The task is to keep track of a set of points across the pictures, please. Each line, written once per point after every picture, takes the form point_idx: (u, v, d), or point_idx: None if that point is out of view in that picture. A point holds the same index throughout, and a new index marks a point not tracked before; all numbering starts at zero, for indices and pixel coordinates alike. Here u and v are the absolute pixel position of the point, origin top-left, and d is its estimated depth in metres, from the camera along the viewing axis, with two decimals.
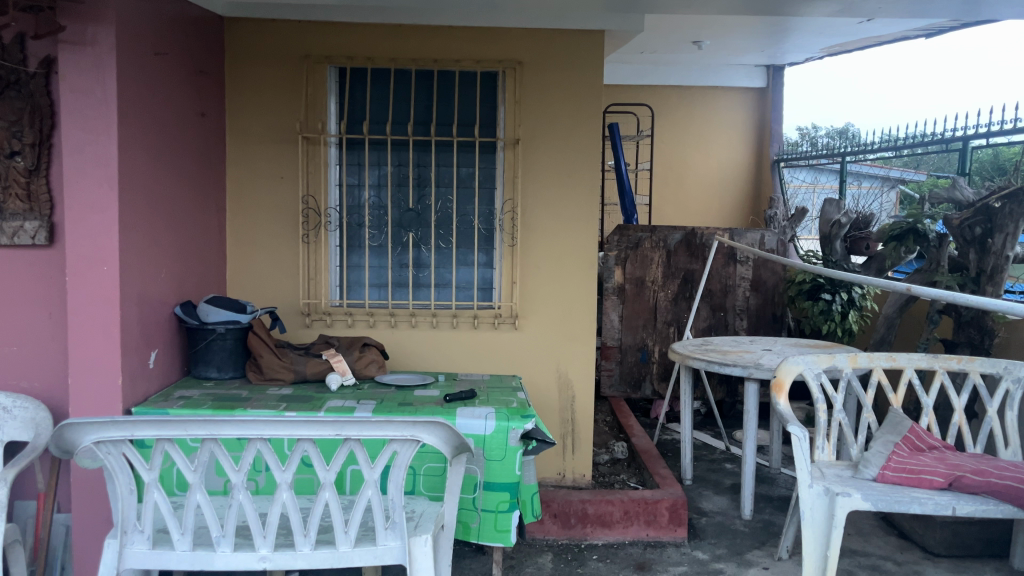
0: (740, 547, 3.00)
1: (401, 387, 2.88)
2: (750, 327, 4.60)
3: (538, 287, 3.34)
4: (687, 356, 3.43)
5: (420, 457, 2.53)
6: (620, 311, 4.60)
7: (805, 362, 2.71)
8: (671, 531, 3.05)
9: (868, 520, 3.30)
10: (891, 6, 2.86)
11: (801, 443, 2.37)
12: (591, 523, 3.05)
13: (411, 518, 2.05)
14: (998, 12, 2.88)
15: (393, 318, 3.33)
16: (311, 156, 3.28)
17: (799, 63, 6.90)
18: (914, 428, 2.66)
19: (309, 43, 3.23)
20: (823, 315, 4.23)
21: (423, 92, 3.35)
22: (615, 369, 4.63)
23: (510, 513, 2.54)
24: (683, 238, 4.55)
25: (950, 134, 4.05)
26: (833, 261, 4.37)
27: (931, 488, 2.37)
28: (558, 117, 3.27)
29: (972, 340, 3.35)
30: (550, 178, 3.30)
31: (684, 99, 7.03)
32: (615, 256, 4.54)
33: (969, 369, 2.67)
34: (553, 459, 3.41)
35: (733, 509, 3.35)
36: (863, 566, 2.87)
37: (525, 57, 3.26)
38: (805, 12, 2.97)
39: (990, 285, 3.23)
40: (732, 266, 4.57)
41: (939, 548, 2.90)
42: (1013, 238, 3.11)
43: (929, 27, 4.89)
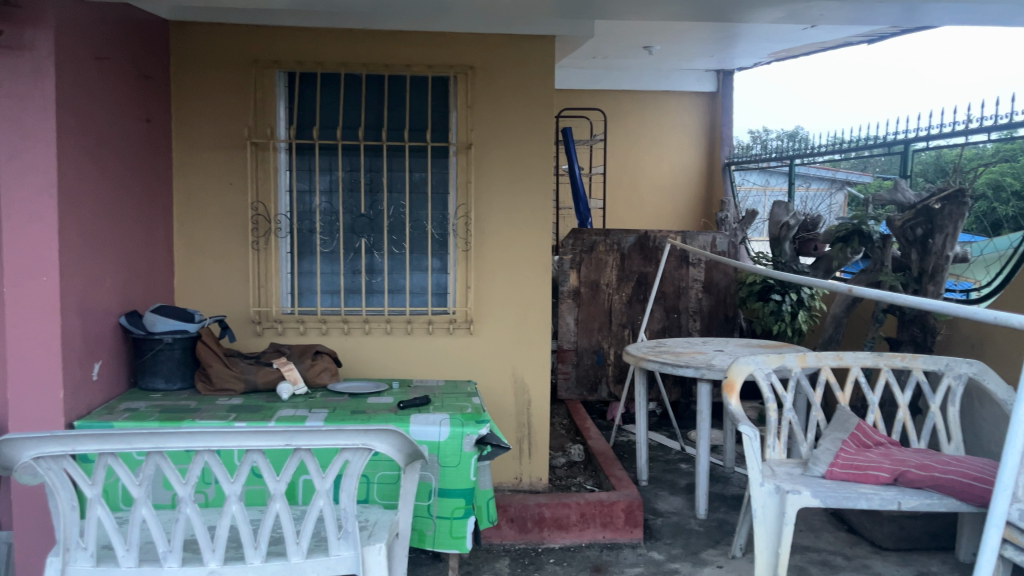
0: (695, 546, 3.04)
1: (353, 395, 2.84)
2: (703, 328, 4.65)
3: (492, 290, 3.34)
4: (641, 358, 3.45)
5: (374, 464, 2.50)
6: (576, 313, 4.61)
7: (755, 362, 2.77)
8: (627, 533, 3.07)
9: (819, 516, 3.36)
10: (832, 12, 2.92)
11: (752, 441, 2.43)
12: (548, 527, 3.06)
13: (365, 527, 2.07)
14: (936, 18, 2.95)
15: (347, 325, 3.29)
16: (260, 162, 3.23)
17: (747, 69, 7.01)
18: (860, 424, 2.73)
19: (257, 48, 3.19)
20: (774, 315, 4.27)
21: (373, 97, 3.32)
22: (572, 372, 4.63)
23: (465, 519, 2.53)
24: (638, 241, 4.59)
25: (893, 138, 4.16)
26: (783, 262, 4.42)
27: (878, 483, 2.44)
28: (512, 122, 3.28)
29: (915, 338, 3.42)
30: (503, 182, 3.30)
31: (637, 104, 7.10)
32: (570, 260, 4.57)
33: (913, 366, 2.75)
34: (510, 463, 3.41)
35: (688, 509, 3.38)
36: (814, 561, 2.92)
37: (477, 62, 3.26)
38: (753, 17, 3.02)
39: (931, 284, 3.33)
40: (684, 269, 4.62)
41: (887, 541, 2.97)
42: (953, 237, 3.22)
43: (871, 33, 5.00)
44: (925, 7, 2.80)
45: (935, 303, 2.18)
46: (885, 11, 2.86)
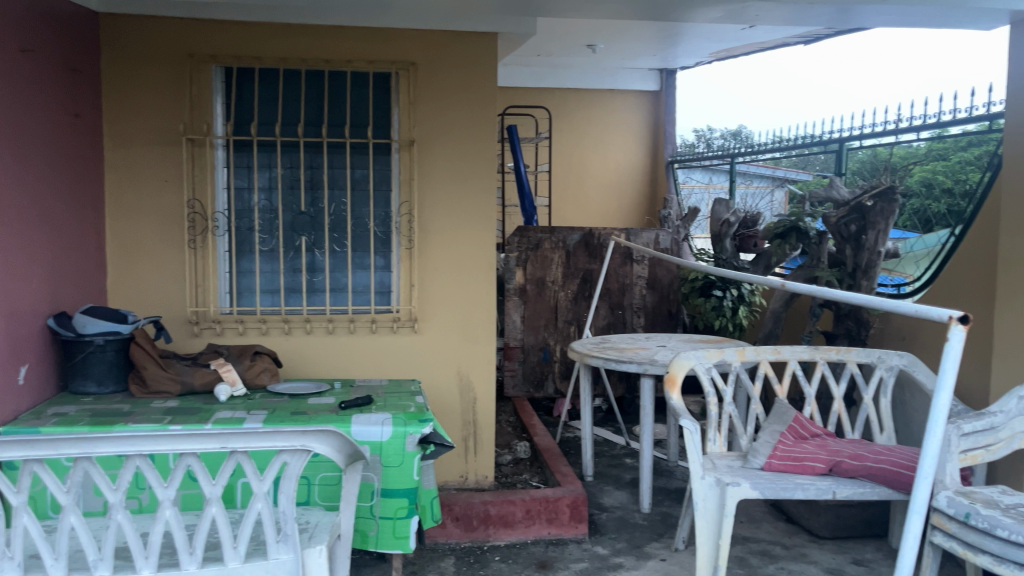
0: (639, 540, 3.07)
1: (294, 395, 2.80)
2: (646, 324, 4.71)
3: (437, 288, 3.32)
4: (586, 355, 3.47)
5: (314, 466, 2.46)
6: (522, 311, 4.62)
7: (696, 357, 2.81)
8: (572, 529, 3.09)
9: (759, 507, 3.43)
10: (769, 12, 2.96)
11: (693, 436, 2.48)
12: (494, 524, 3.05)
13: (305, 530, 2.05)
14: (868, 20, 3.01)
15: (288, 325, 3.24)
16: (196, 159, 3.16)
17: (689, 68, 7.11)
18: (798, 417, 2.80)
19: (193, 42, 3.11)
20: (715, 311, 4.32)
21: (313, 92, 3.27)
22: (518, 369, 4.64)
23: (409, 519, 2.50)
24: (583, 238, 4.61)
25: (830, 136, 4.28)
26: (723, 259, 4.49)
27: (814, 474, 2.51)
28: (455, 119, 3.27)
29: (850, 332, 3.50)
30: (447, 179, 3.28)
31: (581, 103, 7.14)
32: (516, 257, 4.57)
33: (847, 359, 2.83)
34: (455, 462, 3.40)
35: (632, 504, 3.42)
36: (754, 551, 2.98)
37: (419, 58, 3.23)
38: (692, 17, 3.06)
39: (864, 279, 3.43)
40: (629, 266, 4.66)
41: (824, 530, 3.05)
42: (885, 233, 3.32)
43: (807, 34, 5.11)
44: (857, 8, 2.86)
45: (863, 298, 2.25)
46: (820, 13, 2.92)
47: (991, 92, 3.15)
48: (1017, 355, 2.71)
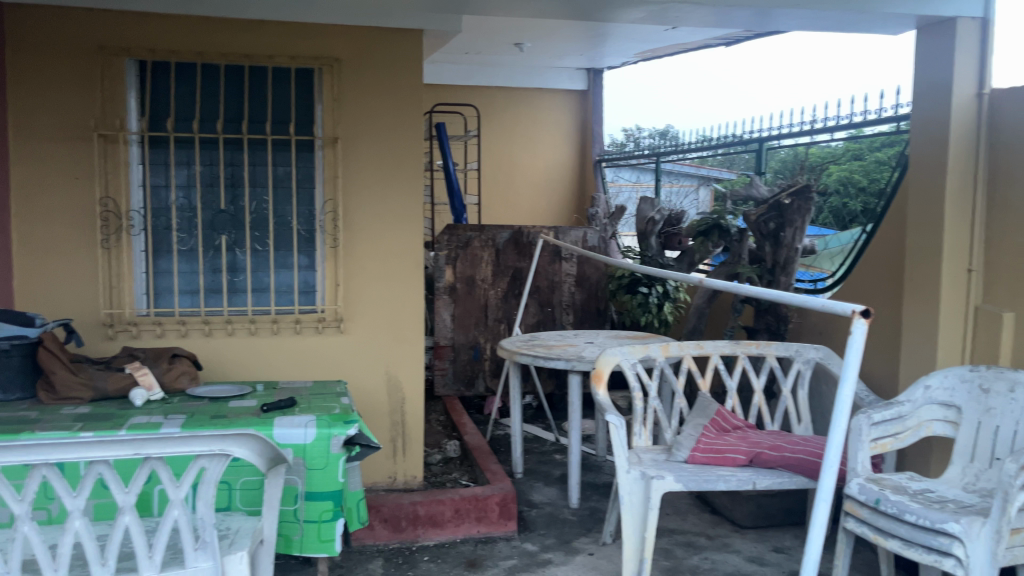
0: (568, 535, 3.10)
1: (214, 398, 2.72)
2: (575, 321, 4.76)
3: (362, 287, 3.28)
4: (515, 353, 3.47)
5: (235, 470, 2.39)
6: (451, 309, 4.60)
7: (621, 353, 2.86)
8: (501, 526, 3.10)
9: (685, 499, 3.50)
10: (690, 15, 3.02)
11: (619, 430, 2.52)
12: (422, 525, 3.03)
13: (225, 536, 1.99)
14: (785, 24, 3.09)
15: (208, 326, 3.15)
16: (109, 155, 3.04)
17: (616, 68, 7.20)
18: (720, 410, 2.87)
19: (104, 34, 2.99)
20: (641, 307, 4.39)
21: (233, 87, 3.18)
22: (448, 368, 4.62)
23: (334, 522, 2.46)
24: (512, 236, 4.63)
25: (750, 136, 4.44)
26: (649, 256, 4.55)
27: (735, 465, 2.59)
28: (380, 116, 3.23)
29: (770, 326, 3.60)
30: (372, 177, 3.25)
31: (510, 101, 7.16)
32: (445, 256, 4.55)
33: (766, 353, 2.93)
34: (383, 463, 3.36)
35: (562, 499, 3.44)
36: (679, 543, 3.03)
37: (342, 54, 3.19)
38: (617, 17, 3.09)
39: (783, 275, 3.54)
40: (557, 263, 4.70)
41: (746, 519, 3.13)
42: (802, 231, 3.43)
43: (728, 36, 5.25)
44: (774, 13, 2.93)
45: (775, 294, 2.32)
46: (738, 16, 2.98)
47: (897, 94, 3.35)
48: (923, 347, 2.84)
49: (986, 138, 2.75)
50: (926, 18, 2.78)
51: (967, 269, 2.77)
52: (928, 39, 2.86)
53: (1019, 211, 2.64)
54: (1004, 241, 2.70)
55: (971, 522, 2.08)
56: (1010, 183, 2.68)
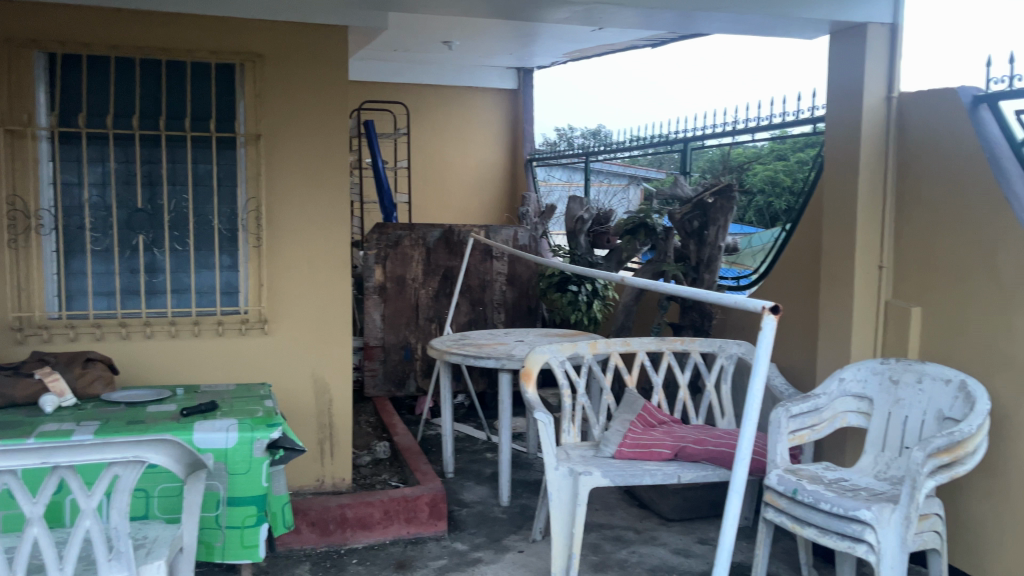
0: (498, 533, 3.10)
1: (131, 403, 2.63)
2: (507, 320, 4.77)
3: (288, 287, 3.22)
4: (445, 352, 3.46)
5: (153, 477, 2.31)
6: (381, 309, 4.56)
7: (550, 351, 2.88)
8: (431, 526, 3.08)
9: (614, 494, 3.54)
10: (615, 17, 3.05)
11: (547, 427, 2.55)
12: (351, 527, 3.00)
13: (142, 545, 1.93)
14: (707, 27, 3.16)
15: (125, 329, 3.05)
16: (16, 151, 2.91)
17: (546, 68, 7.25)
18: (647, 405, 2.93)
19: (10, 25, 2.86)
20: (571, 305, 4.42)
21: (150, 82, 3.08)
22: (379, 369, 4.57)
23: (258, 527, 2.41)
24: (443, 235, 4.61)
25: (676, 136, 4.55)
26: (579, 255, 4.59)
27: (660, 459, 2.65)
28: (305, 113, 3.18)
29: (695, 323, 3.68)
30: (297, 175, 3.19)
31: (440, 99, 7.14)
32: (375, 255, 4.51)
33: (691, 349, 3.00)
34: (311, 466, 3.31)
35: (492, 498, 3.45)
36: (607, 537, 3.07)
37: (265, 50, 3.12)
38: (545, 16, 3.10)
39: (707, 272, 3.64)
40: (488, 262, 4.71)
41: (673, 512, 3.19)
42: (724, 229, 3.54)
43: (653, 37, 5.34)
44: (697, 16, 2.98)
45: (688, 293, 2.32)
46: (663, 18, 3.03)
47: (813, 97, 3.47)
48: (838, 342, 2.94)
49: (895, 140, 2.86)
50: (839, 24, 2.87)
51: (878, 266, 2.89)
52: (841, 43, 2.96)
53: (926, 210, 2.77)
54: (912, 239, 2.82)
55: (881, 508, 2.17)
56: (917, 183, 2.80)
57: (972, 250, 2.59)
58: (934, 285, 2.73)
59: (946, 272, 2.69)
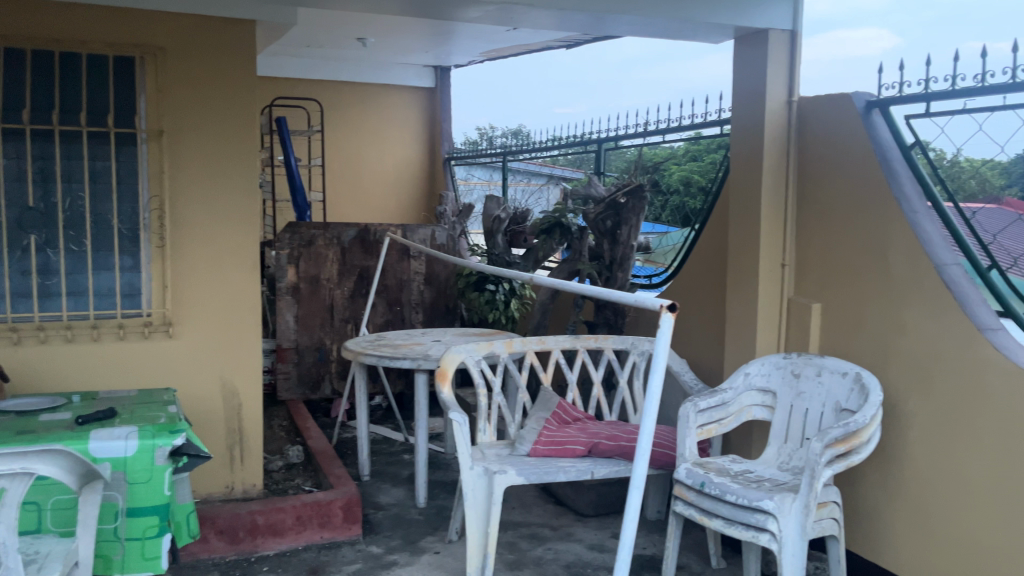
0: (414, 535, 3.08)
1: (21, 412, 2.50)
2: (425, 320, 4.75)
3: (194, 288, 3.12)
4: (360, 353, 3.41)
5: (45, 490, 2.19)
6: (295, 310, 4.46)
7: (466, 350, 2.87)
8: (345, 530, 3.04)
9: (531, 492, 3.57)
10: (528, 17, 3.05)
11: (462, 427, 2.54)
12: (262, 534, 2.92)
13: (34, 561, 1.84)
14: (619, 29, 3.19)
15: (17, 334, 2.89)
16: None
17: (463, 67, 7.24)
18: (561, 403, 2.96)
19: None
20: (489, 305, 4.43)
21: (42, 75, 2.92)
22: (292, 371, 4.48)
23: (159, 538, 2.32)
24: (358, 235, 4.54)
25: (589, 137, 4.65)
26: (496, 254, 4.59)
27: (574, 456, 2.67)
28: (210, 109, 3.08)
29: (609, 321, 3.74)
30: (203, 173, 3.09)
31: (355, 97, 7.06)
32: (287, 255, 4.41)
33: (604, 347, 3.04)
34: (220, 472, 3.22)
35: (408, 499, 3.42)
36: (524, 535, 3.09)
37: (167, 44, 3.01)
38: (458, 15, 3.08)
39: (620, 271, 3.70)
40: (405, 262, 4.67)
41: (588, 508, 3.24)
42: (636, 229, 3.62)
43: (568, 38, 5.37)
44: (609, 19, 3.01)
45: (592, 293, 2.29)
46: (576, 20, 3.05)
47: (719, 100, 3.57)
48: (744, 338, 3.03)
49: (796, 142, 2.97)
50: (742, 29, 2.96)
51: (781, 264, 2.99)
52: (744, 49, 3.05)
53: (824, 210, 2.88)
54: (812, 238, 2.93)
55: (783, 498, 2.24)
56: (816, 184, 2.92)
57: (866, 248, 2.71)
58: (832, 281, 2.85)
59: (843, 270, 2.80)
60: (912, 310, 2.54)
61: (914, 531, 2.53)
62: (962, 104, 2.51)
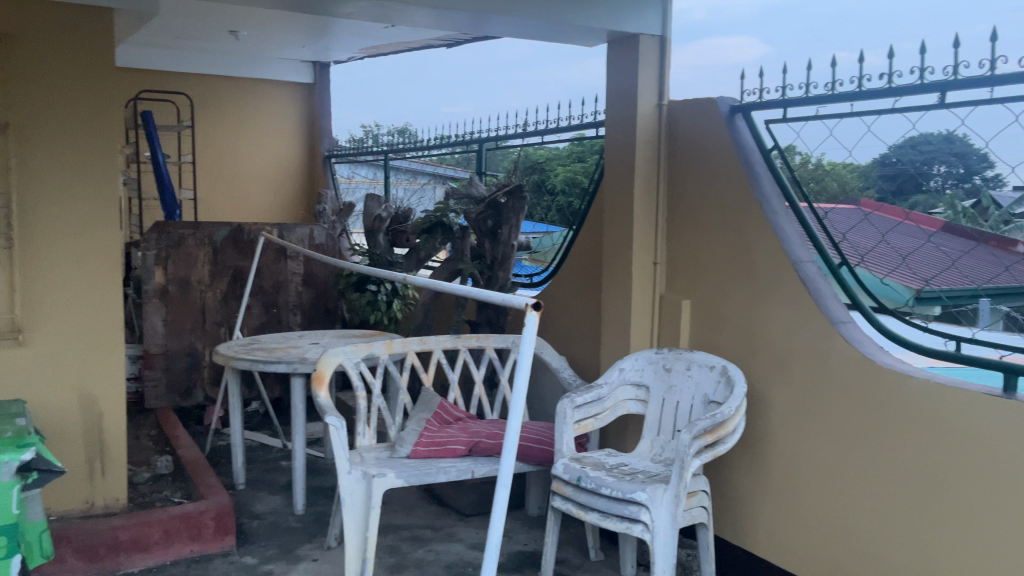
0: (291, 543, 3.00)
1: None
2: (304, 322, 4.63)
3: (47, 292, 2.92)
4: (232, 357, 3.29)
5: None
6: (163, 314, 4.25)
7: (344, 353, 2.81)
8: (217, 542, 2.92)
9: (413, 493, 3.54)
10: (405, 14, 3.01)
11: (339, 431, 2.48)
12: (125, 551, 2.76)
13: None
14: (497, 30, 3.20)
15: None
16: None
17: (342, 63, 7.11)
18: (442, 402, 2.94)
19: None
20: (370, 305, 4.36)
21: None
22: (161, 378, 4.26)
23: (9, 559, 2.13)
24: (231, 234, 4.40)
25: (470, 137, 4.69)
26: (378, 254, 4.53)
27: (454, 456, 2.67)
28: (64, 102, 2.89)
29: (491, 319, 3.76)
30: (56, 169, 2.89)
31: (229, 91, 6.81)
32: (155, 256, 4.20)
33: (486, 346, 3.05)
34: (79, 487, 3.02)
35: (286, 507, 3.33)
36: (405, 538, 3.05)
37: (13, 30, 2.80)
38: (334, 10, 3.00)
39: (502, 270, 3.75)
40: (282, 262, 4.55)
41: (469, 507, 3.24)
42: (516, 228, 3.66)
43: (448, 37, 5.37)
44: (487, 20, 3.01)
45: (457, 290, 2.18)
46: (454, 20, 3.03)
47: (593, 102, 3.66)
48: (619, 335, 3.11)
49: (666, 144, 3.07)
50: (614, 34, 3.03)
51: (653, 262, 3.09)
52: (617, 53, 3.13)
53: (693, 209, 2.99)
54: (682, 237, 3.04)
55: (655, 489, 2.31)
56: (685, 185, 3.03)
57: (732, 247, 2.84)
58: (701, 279, 2.97)
59: (711, 267, 2.92)
60: (774, 306, 2.68)
61: (777, 515, 2.67)
62: (814, 111, 2.67)
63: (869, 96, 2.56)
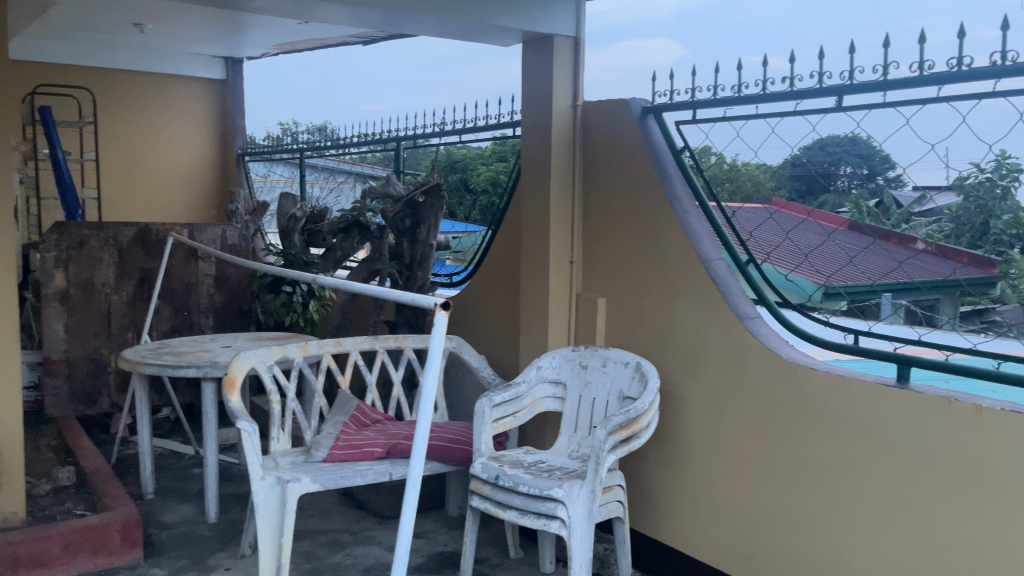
0: (203, 553, 2.91)
1: None
2: (216, 325, 4.50)
3: None
4: (139, 362, 3.17)
5: None
6: (65, 319, 4.05)
7: (256, 356, 2.74)
8: (123, 555, 2.81)
9: (331, 497, 3.48)
10: (319, 9, 2.94)
11: (252, 436, 2.42)
12: (23, 568, 2.62)
13: None
14: (414, 28, 3.16)
15: None
16: None
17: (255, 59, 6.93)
18: (359, 404, 2.90)
19: None
20: (285, 306, 4.28)
21: None
22: (62, 386, 4.07)
23: None
24: (138, 234, 4.25)
25: (388, 135, 4.65)
26: (293, 254, 4.45)
27: (372, 458, 2.64)
28: None
29: (409, 320, 3.73)
30: None
31: (135, 86, 6.56)
32: (54, 258, 4.01)
33: (404, 346, 3.02)
34: None
35: (198, 515, 3.23)
36: (322, 543, 3.00)
37: None
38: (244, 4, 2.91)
39: (420, 270, 3.73)
40: (192, 264, 4.40)
41: (388, 510, 3.22)
42: (434, 227, 3.65)
43: (365, 34, 5.31)
44: (404, 16, 2.97)
45: (367, 290, 2.15)
46: (369, 16, 2.98)
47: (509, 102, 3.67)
48: (537, 334, 3.13)
49: (581, 144, 3.11)
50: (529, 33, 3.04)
51: (569, 261, 3.12)
52: (532, 53, 3.14)
53: (607, 208, 3.04)
54: (596, 235, 3.08)
55: (571, 485, 2.34)
56: (600, 184, 3.07)
57: (645, 246, 2.89)
58: (615, 277, 3.01)
59: (625, 266, 2.97)
60: (687, 303, 2.74)
61: (691, 508, 2.73)
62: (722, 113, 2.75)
63: (774, 98, 2.65)
